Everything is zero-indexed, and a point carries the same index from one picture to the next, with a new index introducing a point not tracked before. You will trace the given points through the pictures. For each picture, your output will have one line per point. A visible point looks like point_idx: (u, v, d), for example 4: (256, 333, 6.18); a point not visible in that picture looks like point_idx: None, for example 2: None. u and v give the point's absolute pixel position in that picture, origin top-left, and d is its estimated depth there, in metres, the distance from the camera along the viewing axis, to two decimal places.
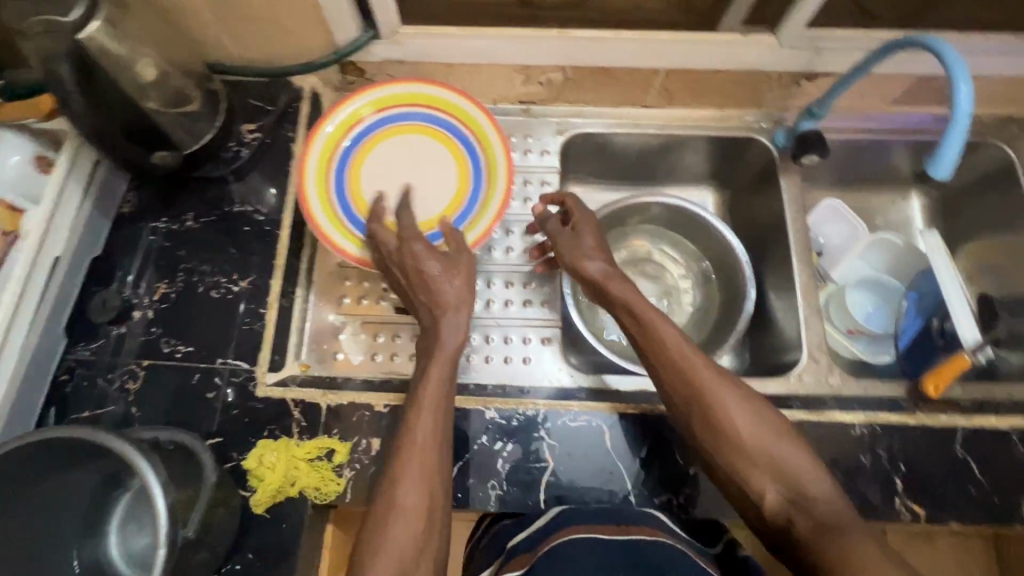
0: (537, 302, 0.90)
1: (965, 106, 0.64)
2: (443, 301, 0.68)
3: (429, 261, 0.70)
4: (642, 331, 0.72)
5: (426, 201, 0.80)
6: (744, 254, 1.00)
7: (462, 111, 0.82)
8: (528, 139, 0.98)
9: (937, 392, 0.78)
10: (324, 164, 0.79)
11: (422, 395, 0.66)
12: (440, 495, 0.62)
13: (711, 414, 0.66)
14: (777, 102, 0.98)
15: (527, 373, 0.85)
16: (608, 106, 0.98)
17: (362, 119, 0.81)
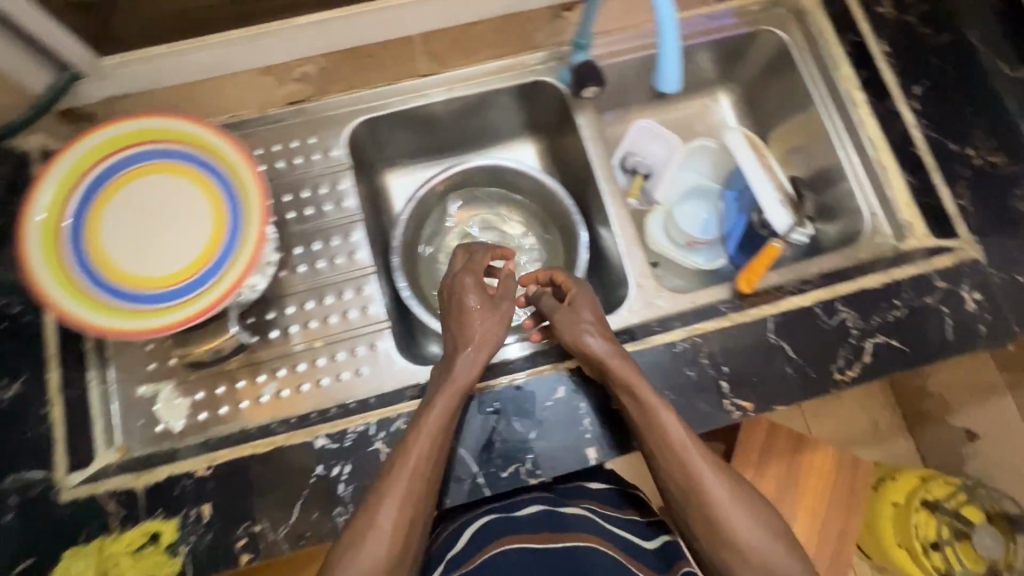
0: (360, 308, 0.86)
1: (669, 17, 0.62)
2: (479, 340, 0.78)
3: (472, 300, 0.80)
4: (646, 417, 0.73)
5: (182, 250, 0.72)
6: (566, 198, 1.02)
7: (199, 138, 0.74)
8: (311, 140, 0.92)
9: (749, 285, 0.85)
10: (47, 236, 0.69)
11: (423, 418, 0.71)
12: (424, 510, 0.68)
13: (694, 494, 0.72)
14: (551, 40, 0.96)
15: (362, 383, 0.83)
16: (384, 84, 0.93)
17: (69, 191, 0.71)
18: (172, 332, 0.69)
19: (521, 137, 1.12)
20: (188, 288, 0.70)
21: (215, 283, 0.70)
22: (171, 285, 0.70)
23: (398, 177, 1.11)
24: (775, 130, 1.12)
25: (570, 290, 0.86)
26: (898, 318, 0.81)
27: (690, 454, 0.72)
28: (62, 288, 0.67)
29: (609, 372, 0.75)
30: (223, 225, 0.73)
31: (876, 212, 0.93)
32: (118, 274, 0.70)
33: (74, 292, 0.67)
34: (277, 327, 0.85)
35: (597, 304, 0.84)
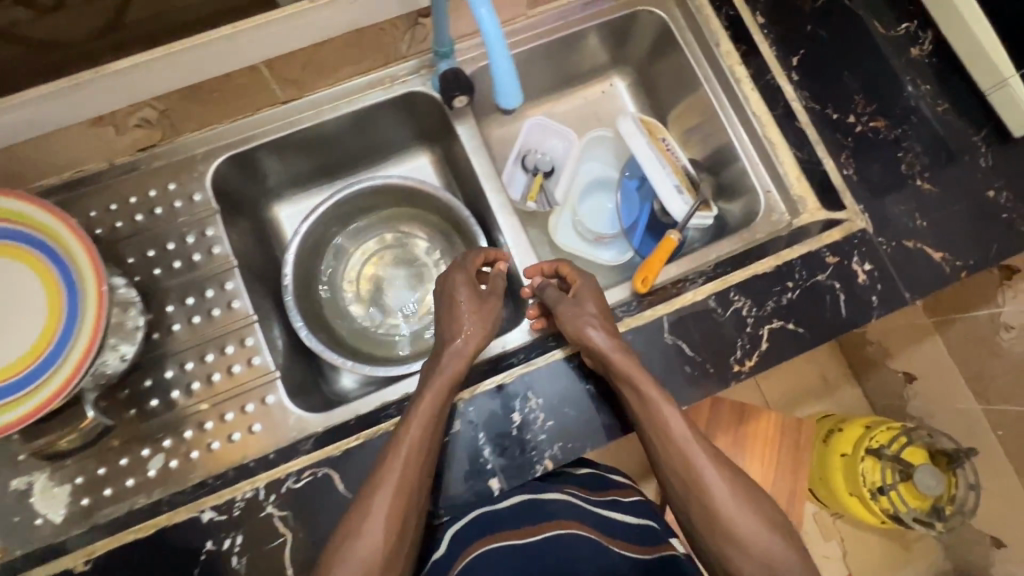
0: (245, 361, 0.82)
1: (494, 29, 0.57)
2: (468, 339, 0.78)
3: (466, 297, 0.82)
4: (647, 408, 0.72)
5: (14, 342, 0.66)
6: (460, 207, 1.00)
7: (27, 218, 0.68)
8: (171, 186, 0.86)
9: (643, 285, 0.86)
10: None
11: (416, 408, 0.71)
12: (420, 493, 0.67)
13: (695, 485, 0.69)
14: (417, 47, 0.90)
15: (258, 441, 0.79)
16: (242, 116, 0.87)
17: None
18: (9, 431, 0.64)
19: (417, 150, 1.09)
20: (20, 381, 0.65)
21: (48, 378, 0.65)
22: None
23: (288, 210, 1.05)
24: (672, 111, 1.09)
25: (569, 277, 0.85)
26: (791, 300, 0.80)
27: (690, 445, 0.71)
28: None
29: (611, 362, 0.72)
30: (57, 316, 0.66)
31: (770, 190, 0.93)
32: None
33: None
34: (156, 394, 0.80)
35: (601, 296, 0.82)
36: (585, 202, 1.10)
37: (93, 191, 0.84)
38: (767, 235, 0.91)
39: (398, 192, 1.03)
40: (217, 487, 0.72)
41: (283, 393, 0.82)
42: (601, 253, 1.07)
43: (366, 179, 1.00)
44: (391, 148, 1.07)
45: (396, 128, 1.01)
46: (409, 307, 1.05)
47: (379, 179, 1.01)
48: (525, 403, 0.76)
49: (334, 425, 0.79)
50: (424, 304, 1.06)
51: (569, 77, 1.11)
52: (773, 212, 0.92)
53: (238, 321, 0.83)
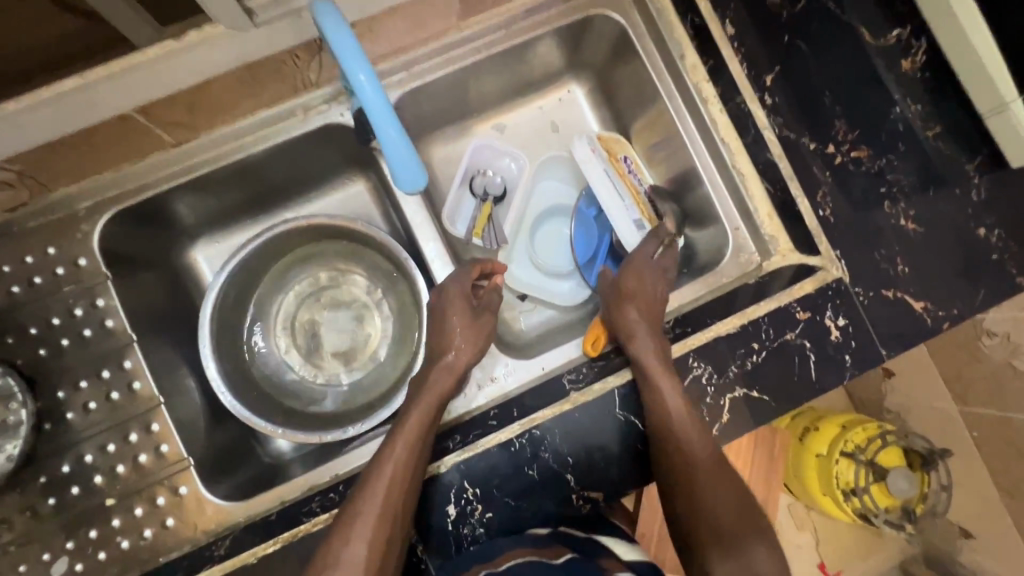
0: (153, 448, 0.74)
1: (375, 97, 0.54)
2: (455, 362, 0.73)
3: (460, 312, 0.76)
4: (674, 426, 0.67)
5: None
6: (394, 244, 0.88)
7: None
8: (50, 251, 0.75)
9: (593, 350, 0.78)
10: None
11: (406, 426, 0.67)
12: (406, 515, 0.64)
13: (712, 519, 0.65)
14: (329, 74, 0.77)
15: (172, 537, 0.72)
16: (127, 165, 0.75)
17: None
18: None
19: (349, 176, 0.97)
20: None
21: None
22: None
23: (207, 251, 0.93)
24: (633, 125, 0.97)
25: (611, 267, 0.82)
26: (756, 364, 0.73)
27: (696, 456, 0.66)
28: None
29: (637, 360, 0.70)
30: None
31: (739, 227, 0.83)
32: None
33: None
34: (53, 491, 0.71)
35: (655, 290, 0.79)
36: (540, 229, 1.00)
37: None
38: (735, 279, 0.82)
39: (328, 229, 0.92)
40: None
41: (199, 480, 0.74)
42: (557, 287, 0.99)
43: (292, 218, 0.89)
44: (318, 177, 0.94)
45: (321, 158, 0.89)
46: (351, 353, 0.97)
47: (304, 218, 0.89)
48: (461, 494, 0.69)
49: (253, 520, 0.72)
50: (367, 348, 0.97)
51: (518, 86, 0.97)
52: (742, 252, 0.83)
53: (142, 402, 0.74)
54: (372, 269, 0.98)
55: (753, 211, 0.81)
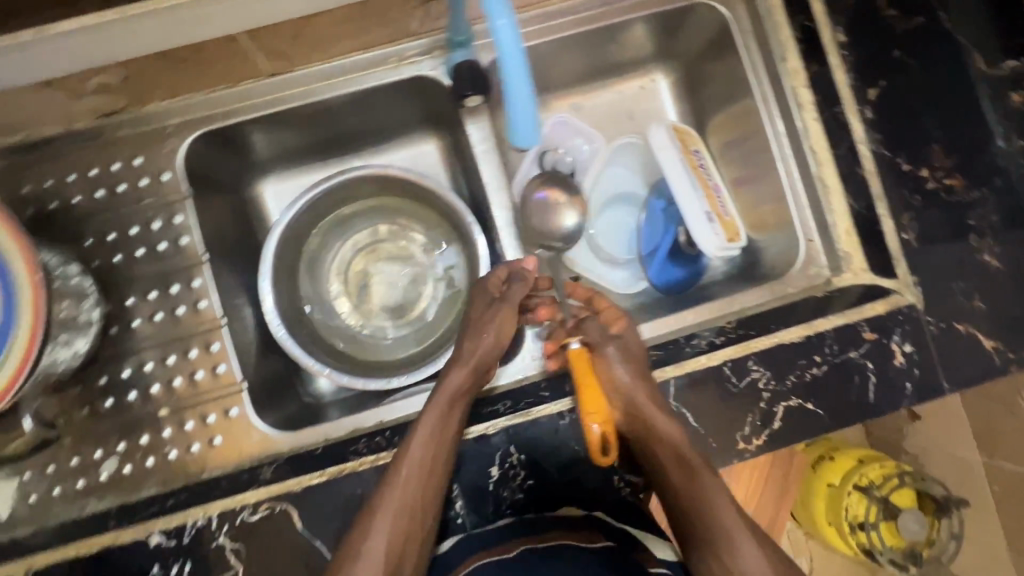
0: (211, 367, 0.75)
1: (513, 49, 0.46)
2: (472, 356, 0.72)
3: (481, 306, 0.76)
4: (670, 441, 0.67)
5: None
6: (463, 209, 0.89)
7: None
8: (136, 161, 0.76)
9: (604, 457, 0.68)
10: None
11: (423, 424, 0.67)
12: (429, 509, 0.64)
13: (712, 541, 0.64)
14: (429, 25, 0.77)
15: (217, 455, 0.74)
16: (221, 87, 0.75)
17: None
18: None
19: (423, 134, 0.97)
20: None
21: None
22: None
23: (276, 185, 0.94)
24: (713, 122, 0.96)
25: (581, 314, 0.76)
26: (815, 376, 0.72)
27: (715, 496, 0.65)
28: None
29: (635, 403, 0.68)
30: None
31: (813, 238, 0.82)
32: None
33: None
34: (113, 393, 0.74)
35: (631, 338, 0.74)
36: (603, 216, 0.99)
37: (50, 158, 0.74)
38: (800, 290, 0.81)
39: (399, 183, 0.93)
40: (170, 509, 0.67)
41: (250, 403, 0.76)
42: (610, 275, 0.98)
43: (366, 168, 0.90)
44: (394, 130, 0.94)
45: (404, 109, 0.89)
46: (396, 312, 0.97)
47: (379, 168, 0.90)
48: (506, 458, 0.70)
49: (299, 451, 0.73)
50: (412, 310, 0.98)
51: (604, 67, 0.96)
52: (812, 264, 0.82)
53: (206, 320, 0.76)
54: (431, 229, 0.99)
55: (832, 226, 0.80)
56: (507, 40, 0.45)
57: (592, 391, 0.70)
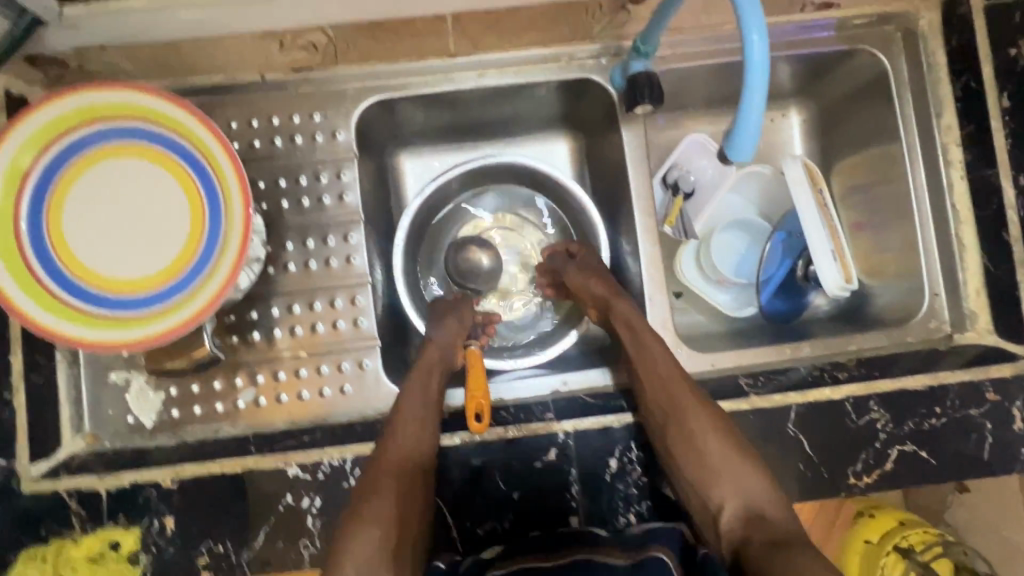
0: (350, 321, 0.79)
1: (759, 62, 0.52)
2: (441, 334, 0.80)
3: (441, 304, 0.86)
4: (637, 346, 0.74)
5: (140, 263, 0.62)
6: (594, 214, 0.92)
7: (208, 150, 0.64)
8: (315, 117, 0.80)
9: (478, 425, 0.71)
10: (7, 176, 0.59)
11: (408, 388, 0.73)
12: (423, 458, 0.67)
13: (684, 430, 0.68)
14: (608, 32, 0.80)
15: (345, 404, 0.78)
16: (405, 61, 0.80)
17: (27, 175, 0.60)
18: (73, 346, 0.60)
19: (557, 133, 0.99)
20: (171, 290, 0.62)
21: (158, 314, 0.62)
22: (108, 290, 0.61)
23: (414, 162, 0.98)
24: (842, 162, 0.98)
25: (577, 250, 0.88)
26: (933, 427, 0.74)
27: (678, 387, 0.70)
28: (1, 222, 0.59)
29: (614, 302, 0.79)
30: (188, 262, 0.63)
31: (938, 292, 0.84)
32: (67, 255, 0.61)
33: (5, 239, 0.59)
34: (260, 328, 0.78)
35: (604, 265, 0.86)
36: (718, 236, 1.00)
37: (238, 101, 0.79)
38: (918, 341, 0.83)
39: (530, 176, 0.96)
40: (308, 445, 0.71)
41: (381, 361, 0.80)
42: (715, 295, 1.00)
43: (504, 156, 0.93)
44: (533, 121, 0.97)
45: (554, 106, 0.92)
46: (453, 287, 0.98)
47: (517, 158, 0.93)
48: (625, 451, 0.72)
49: None
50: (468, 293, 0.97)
51: None
52: (934, 318, 0.84)
53: (353, 275, 0.80)
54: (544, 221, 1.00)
55: (960, 284, 0.82)
56: (756, 55, 0.52)
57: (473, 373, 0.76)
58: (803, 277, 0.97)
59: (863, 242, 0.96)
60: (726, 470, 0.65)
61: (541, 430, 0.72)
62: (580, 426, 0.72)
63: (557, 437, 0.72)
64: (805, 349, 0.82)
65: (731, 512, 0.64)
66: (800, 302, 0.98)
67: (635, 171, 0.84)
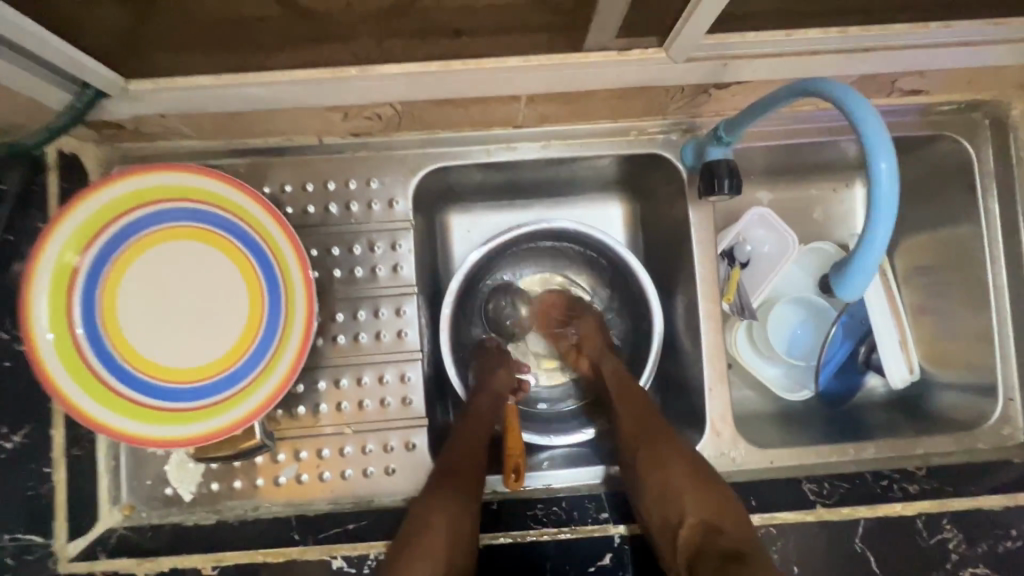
0: (397, 398, 0.76)
1: (888, 192, 0.47)
2: (490, 382, 0.81)
3: (490, 354, 0.87)
4: (624, 391, 0.77)
5: (198, 353, 0.60)
6: (650, 288, 0.85)
7: (268, 232, 0.61)
8: (373, 184, 0.77)
9: (516, 483, 0.74)
10: (57, 275, 0.56)
11: (461, 429, 0.75)
12: (474, 489, 0.68)
13: (654, 452, 0.66)
14: (684, 110, 0.76)
15: (389, 485, 0.75)
16: (470, 130, 0.77)
17: (78, 270, 0.57)
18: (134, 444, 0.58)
19: (612, 195, 0.94)
20: (235, 374, 0.60)
21: (219, 407, 0.59)
22: (168, 383, 0.59)
23: (462, 219, 0.94)
24: (905, 241, 0.92)
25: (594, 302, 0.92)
26: (1008, 550, 0.70)
27: (651, 420, 0.71)
28: (52, 325, 0.56)
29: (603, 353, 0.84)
30: (248, 348, 0.61)
31: (1013, 398, 0.81)
32: (124, 351, 0.58)
33: (60, 341, 0.56)
34: (306, 401, 0.76)
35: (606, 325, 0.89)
36: (775, 310, 0.95)
37: (293, 163, 0.76)
38: (989, 449, 0.79)
39: (582, 241, 0.91)
40: (354, 535, 0.68)
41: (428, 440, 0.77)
42: (765, 370, 0.95)
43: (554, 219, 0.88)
44: (590, 183, 0.91)
45: (615, 173, 0.89)
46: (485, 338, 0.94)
47: (568, 223, 0.86)
48: None
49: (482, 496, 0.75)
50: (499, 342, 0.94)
51: (813, 167, 0.95)
52: (1005, 424, 0.80)
53: (404, 350, 0.77)
54: (595, 284, 0.95)
55: None
56: (884, 183, 0.47)
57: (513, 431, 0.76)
58: (865, 361, 0.92)
59: (924, 326, 0.92)
60: (688, 485, 0.61)
61: (596, 532, 0.69)
62: (639, 530, 0.69)
63: (613, 540, 0.69)
64: (868, 451, 0.79)
65: (690, 522, 0.58)
66: (858, 386, 0.94)
67: (700, 256, 0.81)
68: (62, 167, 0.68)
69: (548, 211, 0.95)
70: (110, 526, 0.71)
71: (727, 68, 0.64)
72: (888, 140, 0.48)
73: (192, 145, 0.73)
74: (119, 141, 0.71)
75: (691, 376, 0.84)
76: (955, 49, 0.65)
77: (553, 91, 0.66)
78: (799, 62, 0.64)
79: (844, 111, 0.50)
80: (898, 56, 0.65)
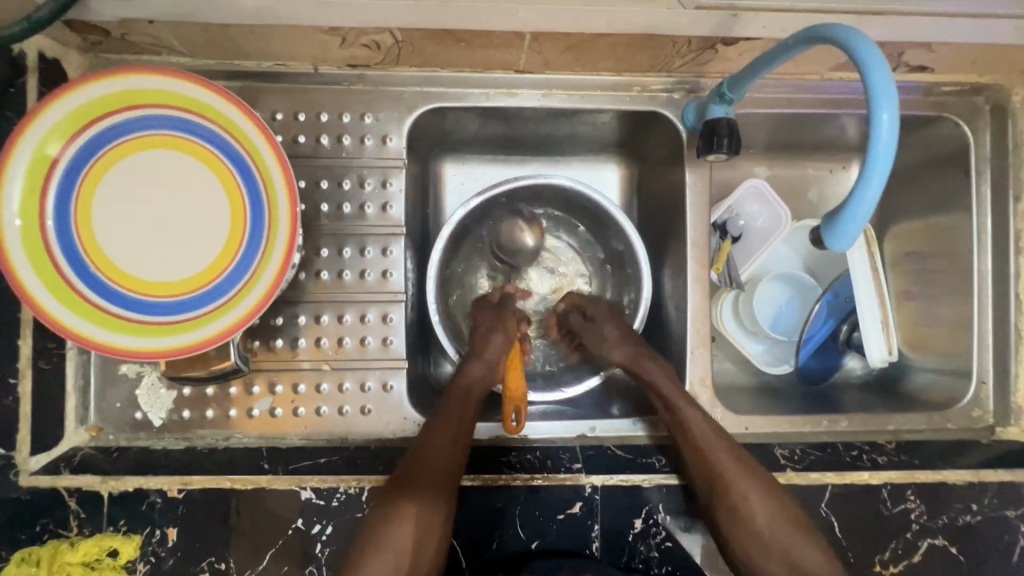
0: (377, 340, 0.76)
1: (887, 145, 0.48)
2: (485, 348, 0.76)
3: (484, 310, 0.82)
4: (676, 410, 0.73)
5: (170, 264, 0.58)
6: (640, 250, 0.84)
7: (252, 144, 0.59)
8: (367, 119, 0.76)
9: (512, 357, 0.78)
10: (32, 168, 0.54)
11: (445, 403, 0.72)
12: (429, 552, 0.62)
13: (729, 499, 0.67)
14: (689, 68, 0.75)
15: (364, 424, 0.75)
16: (471, 72, 0.75)
17: (55, 166, 0.55)
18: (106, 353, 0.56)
19: (607, 157, 0.92)
20: (213, 292, 0.59)
21: (187, 323, 0.58)
22: (129, 290, 0.57)
23: (457, 170, 0.91)
24: (897, 227, 0.93)
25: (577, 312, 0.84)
26: (967, 523, 0.71)
27: (718, 452, 0.70)
28: (22, 218, 0.54)
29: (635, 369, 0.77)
30: (224, 267, 0.59)
31: (986, 381, 0.83)
32: (95, 255, 0.56)
33: (31, 236, 0.54)
34: (284, 334, 0.74)
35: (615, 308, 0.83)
36: (762, 285, 0.94)
37: (285, 90, 0.74)
38: (957, 429, 0.82)
39: (576, 201, 0.88)
40: (323, 470, 0.67)
41: (406, 383, 0.76)
42: (748, 344, 0.95)
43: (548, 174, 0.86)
44: (587, 144, 0.90)
45: (616, 133, 0.87)
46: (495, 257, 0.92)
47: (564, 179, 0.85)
48: (651, 513, 0.69)
49: None
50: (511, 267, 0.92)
51: (814, 144, 0.94)
52: (975, 407, 0.83)
53: (388, 291, 0.76)
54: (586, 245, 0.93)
55: (1011, 376, 0.82)
56: (884, 135, 0.48)
57: (513, 369, 0.77)
58: (846, 341, 0.93)
59: (907, 310, 0.92)
60: (778, 543, 0.66)
61: (566, 481, 0.69)
62: (610, 481, 0.69)
63: (583, 489, 0.69)
64: (842, 424, 0.82)
65: None
66: (838, 366, 0.94)
67: (694, 221, 0.81)
68: (41, 70, 0.65)
69: (544, 168, 0.93)
70: (77, 444, 0.70)
71: (736, 20, 0.63)
72: (893, 90, 0.48)
73: (181, 62, 0.71)
74: (102, 49, 0.68)
75: (673, 340, 0.84)
76: (965, 20, 0.64)
77: (559, 29, 0.64)
78: (810, 19, 0.63)
79: (854, 63, 0.49)
80: (906, 24, 0.64)
